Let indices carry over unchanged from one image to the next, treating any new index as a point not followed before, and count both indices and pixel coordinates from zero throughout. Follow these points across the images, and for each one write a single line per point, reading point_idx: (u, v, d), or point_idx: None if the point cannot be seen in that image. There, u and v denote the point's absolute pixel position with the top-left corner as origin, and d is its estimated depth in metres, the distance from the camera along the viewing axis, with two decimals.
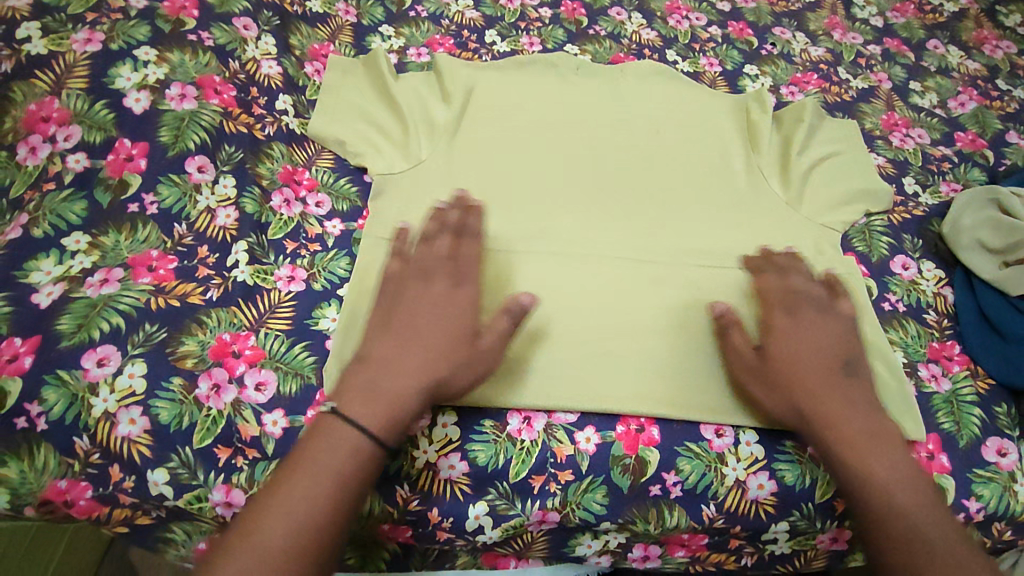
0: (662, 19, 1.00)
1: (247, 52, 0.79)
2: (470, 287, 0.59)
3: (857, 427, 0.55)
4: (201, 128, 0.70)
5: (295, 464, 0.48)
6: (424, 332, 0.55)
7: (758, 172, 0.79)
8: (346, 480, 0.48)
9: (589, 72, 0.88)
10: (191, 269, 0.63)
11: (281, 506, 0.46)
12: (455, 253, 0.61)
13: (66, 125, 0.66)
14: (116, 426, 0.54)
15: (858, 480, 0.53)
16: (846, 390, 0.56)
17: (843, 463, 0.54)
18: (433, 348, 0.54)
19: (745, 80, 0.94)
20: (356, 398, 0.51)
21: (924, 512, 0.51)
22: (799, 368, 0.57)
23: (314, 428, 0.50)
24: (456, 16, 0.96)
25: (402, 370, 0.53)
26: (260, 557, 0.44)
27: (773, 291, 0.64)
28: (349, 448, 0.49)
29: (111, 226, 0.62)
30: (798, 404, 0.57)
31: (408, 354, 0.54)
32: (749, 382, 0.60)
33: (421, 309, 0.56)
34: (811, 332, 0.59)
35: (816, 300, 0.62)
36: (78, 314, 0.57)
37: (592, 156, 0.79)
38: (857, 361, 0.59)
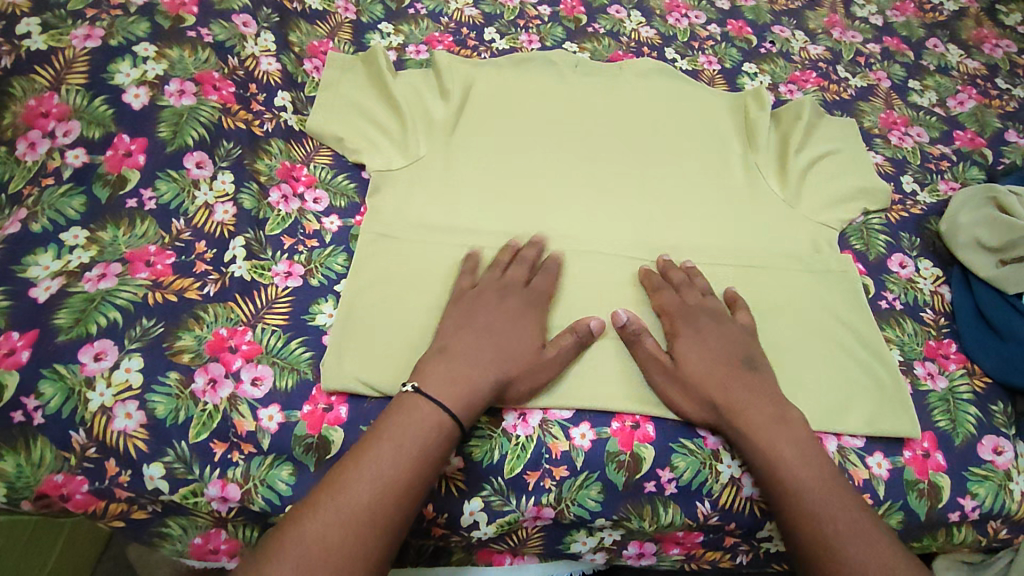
0: (661, 17, 1.00)
1: (247, 49, 0.79)
2: (540, 307, 0.64)
3: (759, 418, 0.57)
4: (200, 124, 0.70)
5: (381, 432, 0.52)
6: (503, 338, 0.59)
7: (756, 170, 0.79)
8: (426, 453, 0.52)
9: (587, 70, 0.88)
10: (189, 264, 0.63)
11: (371, 467, 0.50)
12: (528, 281, 0.65)
13: (66, 121, 0.66)
14: (112, 420, 0.54)
15: (766, 468, 0.55)
16: (746, 383, 0.59)
17: (754, 450, 0.56)
18: (502, 350, 0.58)
19: (743, 78, 0.94)
20: (441, 382, 0.55)
21: (831, 489, 0.54)
22: (706, 371, 0.60)
23: (399, 403, 0.54)
24: (455, 14, 0.96)
25: (478, 368, 0.57)
26: (347, 513, 0.48)
27: (674, 299, 0.65)
28: (434, 423, 0.53)
29: (110, 221, 0.63)
30: (712, 399, 0.59)
31: (484, 357, 0.57)
32: (663, 385, 0.61)
33: (496, 317, 0.61)
34: (711, 335, 0.62)
35: (712, 308, 0.64)
36: (76, 309, 0.57)
37: (590, 153, 0.79)
38: (759, 359, 0.62)
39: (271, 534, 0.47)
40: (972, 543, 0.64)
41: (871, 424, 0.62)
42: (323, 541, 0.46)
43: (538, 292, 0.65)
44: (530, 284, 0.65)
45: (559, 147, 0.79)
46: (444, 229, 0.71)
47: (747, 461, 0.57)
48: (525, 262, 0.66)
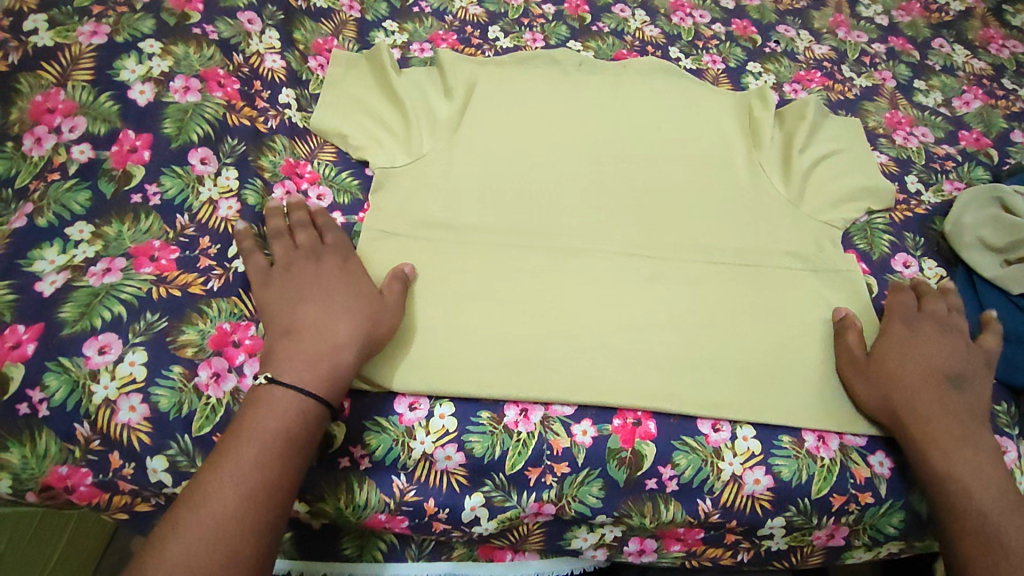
0: (665, 16, 1.00)
1: (251, 46, 0.79)
2: (348, 265, 0.63)
3: (944, 432, 0.58)
4: (204, 121, 0.70)
5: (239, 434, 0.50)
6: (341, 301, 0.59)
7: (759, 169, 0.79)
8: (290, 442, 0.51)
9: (591, 69, 0.88)
10: (193, 259, 0.63)
11: (231, 475, 0.48)
12: (321, 243, 0.63)
13: (72, 117, 0.66)
14: (116, 413, 0.55)
15: (938, 480, 0.57)
16: (942, 395, 0.59)
17: (928, 460, 0.57)
18: (350, 313, 0.58)
19: (747, 77, 0.94)
20: (296, 366, 0.54)
21: (1007, 515, 0.54)
22: (899, 371, 0.61)
23: (255, 396, 0.53)
24: (459, 12, 0.96)
25: (335, 334, 0.56)
26: (209, 524, 0.46)
27: (899, 304, 0.66)
28: (295, 410, 0.52)
29: (115, 217, 0.63)
30: (895, 404, 0.60)
31: (327, 323, 0.57)
32: (849, 375, 0.64)
33: (319, 287, 0.60)
34: (921, 342, 0.62)
35: (938, 317, 0.64)
36: (80, 302, 0.58)
37: (593, 152, 0.79)
38: (967, 375, 0.61)
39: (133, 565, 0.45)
40: None
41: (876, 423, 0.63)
42: (187, 559, 0.44)
43: (339, 250, 0.64)
44: (325, 244, 0.63)
45: (562, 145, 0.80)
46: (446, 226, 0.71)
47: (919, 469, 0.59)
48: (303, 224, 0.64)
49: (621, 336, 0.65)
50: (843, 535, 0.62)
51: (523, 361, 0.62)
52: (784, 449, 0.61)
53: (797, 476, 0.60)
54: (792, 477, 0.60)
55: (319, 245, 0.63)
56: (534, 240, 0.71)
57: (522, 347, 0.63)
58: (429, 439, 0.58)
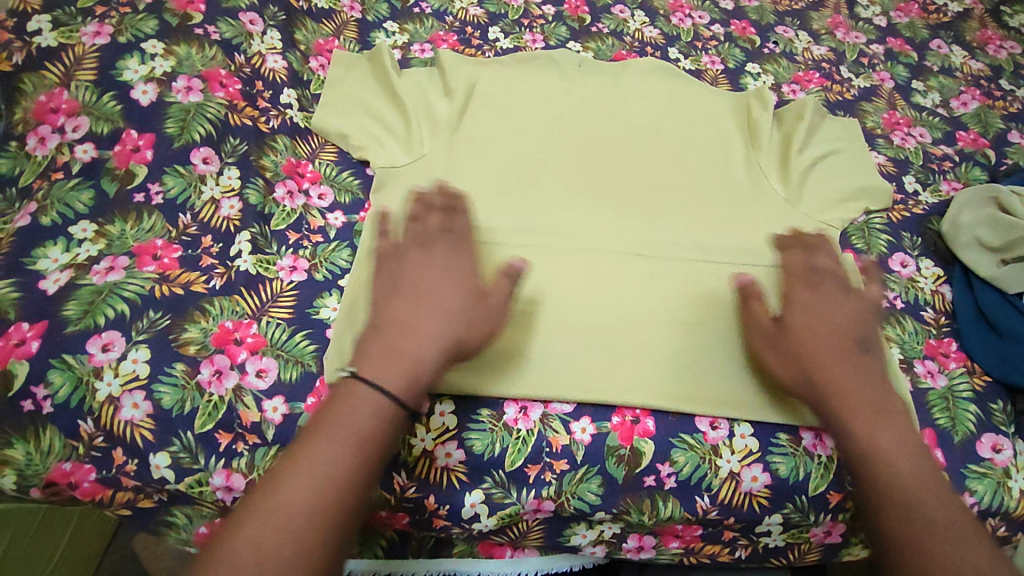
0: (664, 17, 1.01)
1: (253, 46, 0.80)
2: (467, 254, 0.61)
3: (859, 401, 0.55)
4: (206, 120, 0.71)
5: (318, 425, 0.48)
6: (435, 298, 0.56)
7: (758, 169, 0.80)
8: (367, 440, 0.48)
9: (590, 69, 0.89)
10: (195, 258, 0.64)
11: (306, 465, 0.46)
12: (451, 226, 0.62)
13: (75, 116, 0.67)
14: (119, 410, 0.55)
15: (860, 450, 0.54)
16: (853, 363, 0.57)
17: (848, 431, 0.55)
18: (444, 311, 0.55)
19: (746, 78, 0.95)
20: (374, 361, 0.52)
21: (924, 481, 0.52)
22: (811, 338, 0.59)
23: (339, 389, 0.51)
24: (460, 13, 0.97)
25: (420, 334, 0.54)
26: (280, 514, 0.45)
27: (793, 264, 0.64)
28: (373, 408, 0.49)
29: (118, 216, 0.64)
30: (811, 373, 0.58)
31: (424, 319, 0.55)
32: (761, 346, 0.62)
33: (427, 275, 0.58)
34: (827, 304, 0.60)
35: (838, 277, 0.63)
36: (83, 300, 0.58)
37: (592, 152, 0.80)
38: (870, 338, 0.60)
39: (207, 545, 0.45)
40: None
41: None
42: (256, 545, 0.43)
43: (463, 236, 0.62)
44: (452, 229, 0.62)
45: (561, 145, 0.80)
46: None
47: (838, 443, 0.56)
48: (434, 208, 0.63)
49: (621, 334, 0.65)
50: (840, 532, 0.63)
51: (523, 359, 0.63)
52: (782, 446, 0.62)
53: (794, 474, 0.61)
54: (790, 474, 0.61)
55: (444, 229, 0.62)
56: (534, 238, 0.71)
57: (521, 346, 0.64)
58: (430, 437, 0.59)
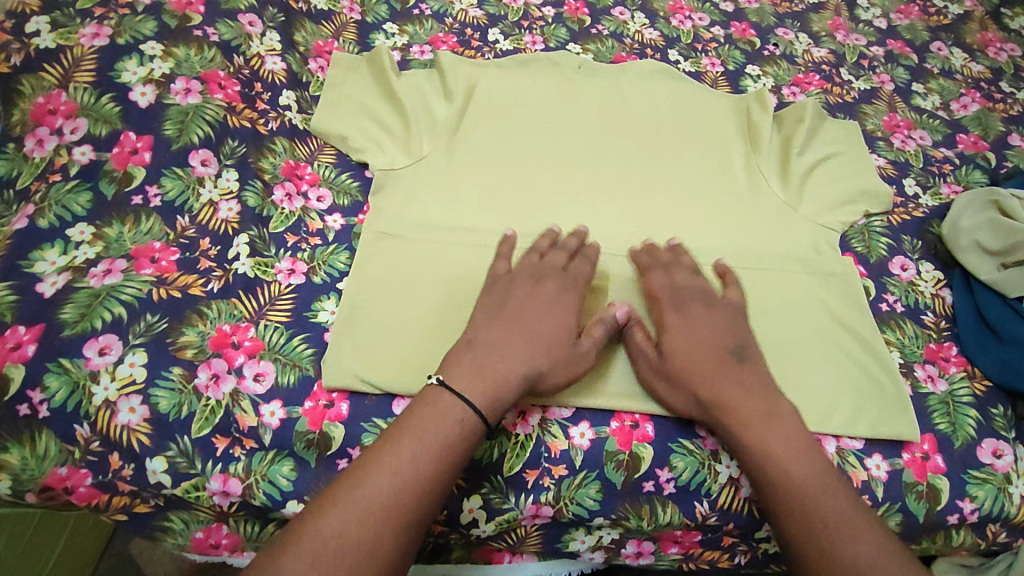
0: (664, 19, 1.01)
1: (252, 48, 0.80)
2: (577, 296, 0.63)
3: (752, 414, 0.55)
4: (205, 122, 0.71)
5: (401, 427, 0.51)
6: (532, 330, 0.58)
7: (757, 171, 0.80)
8: (444, 447, 0.50)
9: (590, 71, 0.89)
10: (193, 261, 0.64)
11: (389, 464, 0.49)
12: (568, 267, 0.65)
13: (73, 118, 0.67)
14: (116, 414, 0.55)
15: (758, 465, 0.54)
16: (738, 375, 0.57)
17: (743, 448, 0.55)
18: (536, 343, 0.57)
19: (746, 80, 0.94)
20: (463, 374, 0.54)
21: (821, 484, 0.52)
22: (691, 361, 0.58)
23: (428, 396, 0.53)
24: (459, 15, 0.97)
25: (504, 360, 0.56)
26: (363, 507, 0.47)
27: (661, 287, 0.65)
28: (453, 420, 0.52)
29: (116, 218, 0.63)
30: (698, 395, 0.57)
31: (516, 346, 0.57)
32: (648, 377, 0.60)
33: (529, 307, 0.60)
34: (698, 323, 0.61)
35: (701, 294, 0.63)
36: (81, 303, 0.58)
37: (592, 154, 0.80)
38: (748, 346, 0.60)
39: (289, 527, 0.46)
40: (971, 546, 0.64)
41: (875, 428, 0.62)
42: (340, 534, 0.45)
43: (576, 279, 0.64)
44: (569, 269, 0.64)
45: (561, 147, 0.80)
46: (446, 227, 0.71)
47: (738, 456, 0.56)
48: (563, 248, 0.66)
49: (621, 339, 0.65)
50: None
51: None
52: None
53: None
54: None
55: (561, 269, 0.64)
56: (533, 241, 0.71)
57: None
58: None
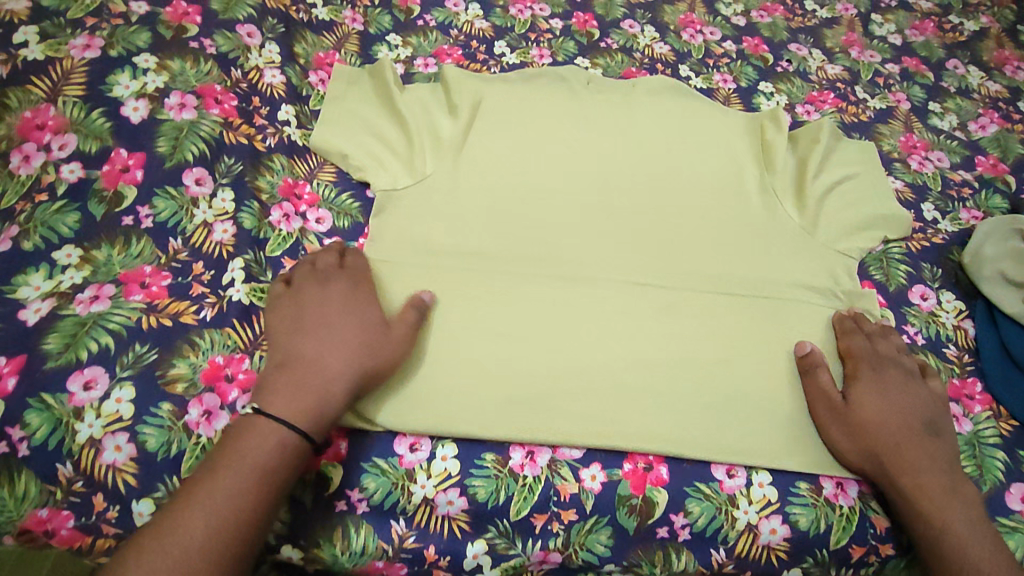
0: (675, 33, 0.98)
1: (250, 60, 0.77)
2: (364, 289, 0.62)
3: (934, 486, 0.56)
4: (200, 139, 0.68)
5: (223, 456, 0.49)
6: (332, 332, 0.57)
7: (773, 195, 0.78)
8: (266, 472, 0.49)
9: (599, 87, 0.87)
10: (186, 286, 0.61)
11: (205, 502, 0.47)
12: (344, 264, 0.63)
13: (62, 134, 0.64)
14: (102, 453, 0.52)
15: (933, 534, 0.55)
16: (926, 447, 0.58)
17: (919, 518, 0.56)
18: (344, 342, 0.56)
19: (759, 98, 0.92)
20: (277, 396, 0.52)
21: (990, 561, 0.53)
22: (872, 417, 0.59)
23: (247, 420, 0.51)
24: (465, 26, 0.94)
25: (323, 364, 0.55)
26: (175, 553, 0.45)
27: (861, 347, 0.65)
28: (277, 443, 0.50)
29: (105, 240, 0.61)
30: (881, 455, 0.58)
31: (329, 353, 0.55)
32: (823, 418, 0.61)
33: (321, 313, 0.58)
34: (892, 389, 0.61)
35: (905, 363, 0.63)
36: (67, 332, 0.55)
37: (600, 176, 0.77)
38: (938, 422, 0.60)
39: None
40: None
41: None
42: None
43: (359, 273, 0.63)
44: (345, 267, 0.63)
45: (569, 168, 0.77)
46: (450, 252, 0.69)
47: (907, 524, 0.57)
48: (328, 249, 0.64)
49: (633, 373, 0.63)
50: None
51: (530, 398, 0.60)
52: (801, 497, 0.59)
53: (815, 526, 0.58)
54: (810, 527, 0.58)
55: (338, 269, 0.62)
56: (541, 267, 0.69)
57: (528, 387, 0.61)
58: (431, 482, 0.56)
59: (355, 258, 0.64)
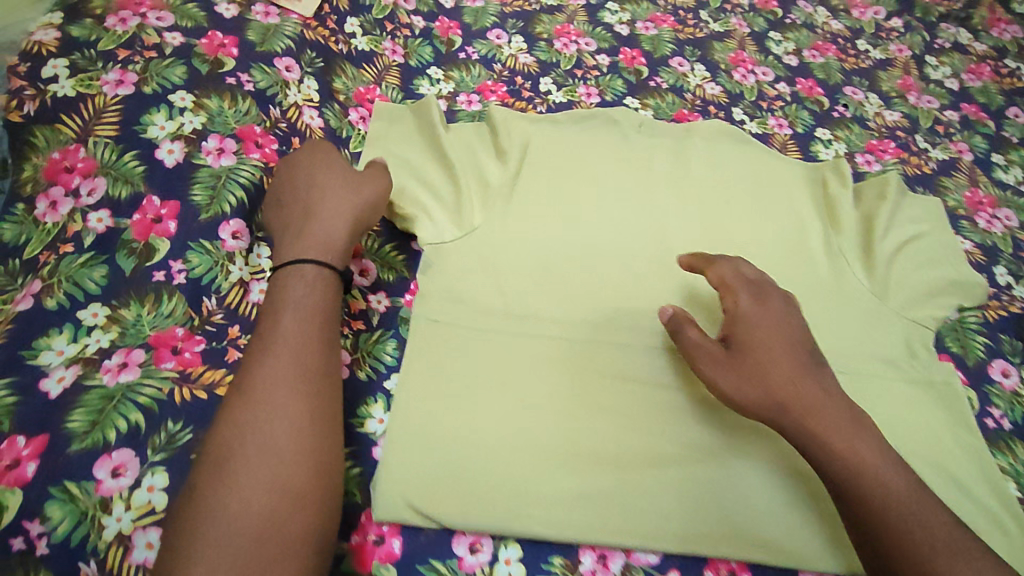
0: (726, 73, 0.94)
1: (289, 97, 0.72)
2: (337, 158, 0.67)
3: (837, 418, 0.54)
4: (238, 187, 0.64)
5: (267, 353, 0.52)
6: (320, 194, 0.63)
7: (840, 256, 0.74)
8: (316, 371, 0.53)
9: (651, 131, 0.82)
10: (221, 352, 0.58)
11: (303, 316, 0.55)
12: (315, 145, 0.67)
13: (91, 177, 0.59)
14: (131, 551, 0.47)
15: (850, 471, 0.52)
16: (815, 377, 0.56)
17: (831, 461, 0.52)
18: (333, 198, 0.63)
19: (817, 145, 0.88)
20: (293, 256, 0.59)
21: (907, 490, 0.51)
22: (754, 341, 0.57)
23: (272, 303, 0.56)
24: (509, 60, 0.90)
25: (324, 223, 0.61)
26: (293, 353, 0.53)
27: (731, 275, 0.62)
28: (308, 283, 0.57)
29: (134, 298, 0.57)
30: (779, 399, 0.54)
31: (321, 203, 0.62)
32: (700, 362, 0.58)
33: (309, 185, 0.64)
34: (772, 320, 0.59)
35: (776, 287, 0.62)
36: (91, 407, 0.51)
37: (660, 231, 0.73)
38: (816, 350, 0.59)
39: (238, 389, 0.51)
40: None
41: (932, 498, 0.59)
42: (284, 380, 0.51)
43: (327, 149, 0.67)
44: (315, 146, 0.67)
45: (627, 223, 0.73)
46: (507, 314, 0.64)
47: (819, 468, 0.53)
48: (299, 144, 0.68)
49: (707, 462, 0.58)
50: None
51: (600, 492, 0.56)
52: None
53: None
54: None
55: (310, 151, 0.66)
56: (605, 335, 0.64)
57: (598, 478, 0.56)
58: None
59: (324, 143, 0.68)
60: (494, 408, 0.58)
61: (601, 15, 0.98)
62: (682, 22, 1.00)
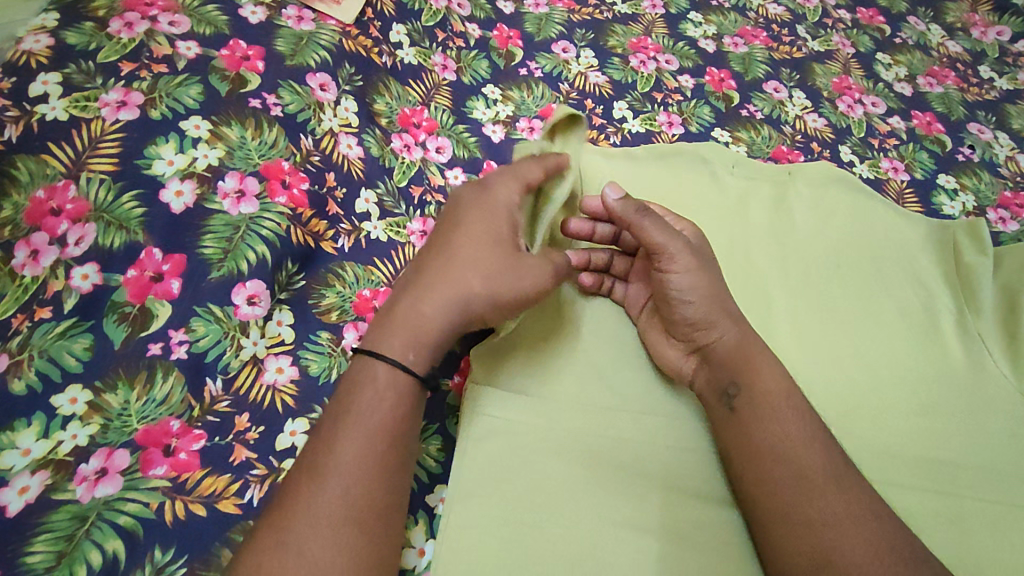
0: (830, 102, 0.81)
1: (324, 123, 0.61)
2: (497, 219, 0.51)
3: (787, 435, 0.47)
4: (260, 240, 0.53)
5: (311, 481, 0.41)
6: (439, 264, 0.49)
7: (978, 341, 0.61)
8: (370, 513, 0.41)
9: (747, 172, 0.69)
10: (224, 451, 0.46)
11: (375, 391, 0.44)
12: (484, 191, 0.52)
13: (81, 223, 0.48)
14: None
15: (751, 409, 0.48)
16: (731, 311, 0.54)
17: (749, 411, 0.48)
18: (448, 275, 0.48)
19: (940, 197, 0.75)
20: (379, 337, 0.46)
21: (839, 497, 0.44)
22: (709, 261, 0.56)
23: (338, 405, 0.44)
24: (577, 79, 0.77)
25: (423, 309, 0.47)
26: (371, 425, 0.43)
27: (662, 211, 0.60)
28: (387, 380, 0.45)
29: (122, 380, 0.46)
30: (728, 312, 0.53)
31: (429, 281, 0.48)
32: (675, 255, 0.52)
33: (441, 250, 0.50)
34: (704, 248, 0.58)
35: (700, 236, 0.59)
36: (59, 532, 0.40)
37: (763, 308, 0.61)
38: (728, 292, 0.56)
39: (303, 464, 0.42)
40: None
41: None
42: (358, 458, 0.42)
43: (495, 205, 0.52)
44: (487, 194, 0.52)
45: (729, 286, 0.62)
46: (584, 407, 0.53)
47: (734, 401, 0.49)
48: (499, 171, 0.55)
49: None
50: None
51: None
52: None
53: None
54: None
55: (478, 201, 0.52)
56: (707, 440, 0.53)
57: None
58: None
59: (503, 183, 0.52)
60: (568, 535, 0.47)
61: (683, 28, 0.85)
62: (777, 39, 0.86)
